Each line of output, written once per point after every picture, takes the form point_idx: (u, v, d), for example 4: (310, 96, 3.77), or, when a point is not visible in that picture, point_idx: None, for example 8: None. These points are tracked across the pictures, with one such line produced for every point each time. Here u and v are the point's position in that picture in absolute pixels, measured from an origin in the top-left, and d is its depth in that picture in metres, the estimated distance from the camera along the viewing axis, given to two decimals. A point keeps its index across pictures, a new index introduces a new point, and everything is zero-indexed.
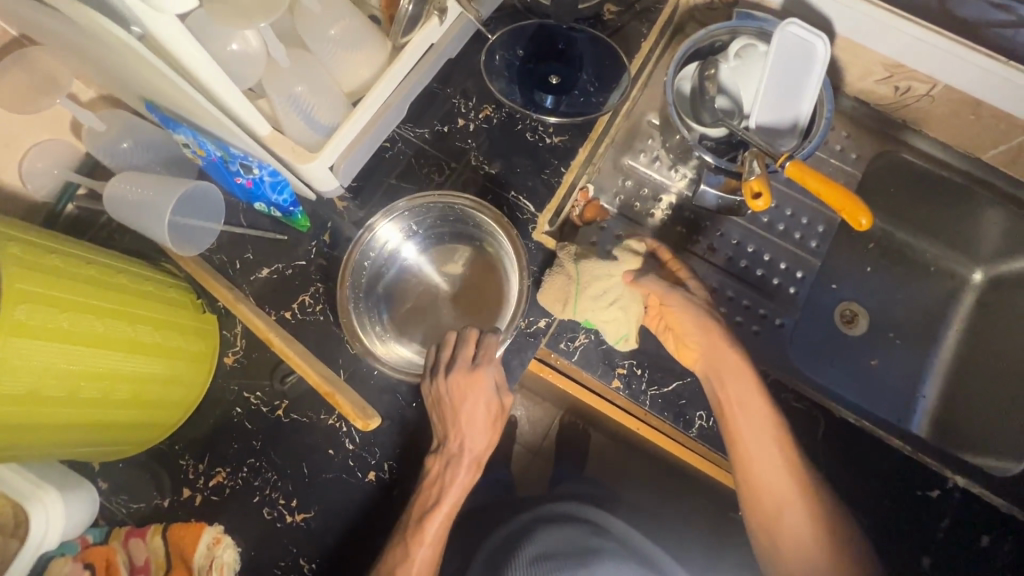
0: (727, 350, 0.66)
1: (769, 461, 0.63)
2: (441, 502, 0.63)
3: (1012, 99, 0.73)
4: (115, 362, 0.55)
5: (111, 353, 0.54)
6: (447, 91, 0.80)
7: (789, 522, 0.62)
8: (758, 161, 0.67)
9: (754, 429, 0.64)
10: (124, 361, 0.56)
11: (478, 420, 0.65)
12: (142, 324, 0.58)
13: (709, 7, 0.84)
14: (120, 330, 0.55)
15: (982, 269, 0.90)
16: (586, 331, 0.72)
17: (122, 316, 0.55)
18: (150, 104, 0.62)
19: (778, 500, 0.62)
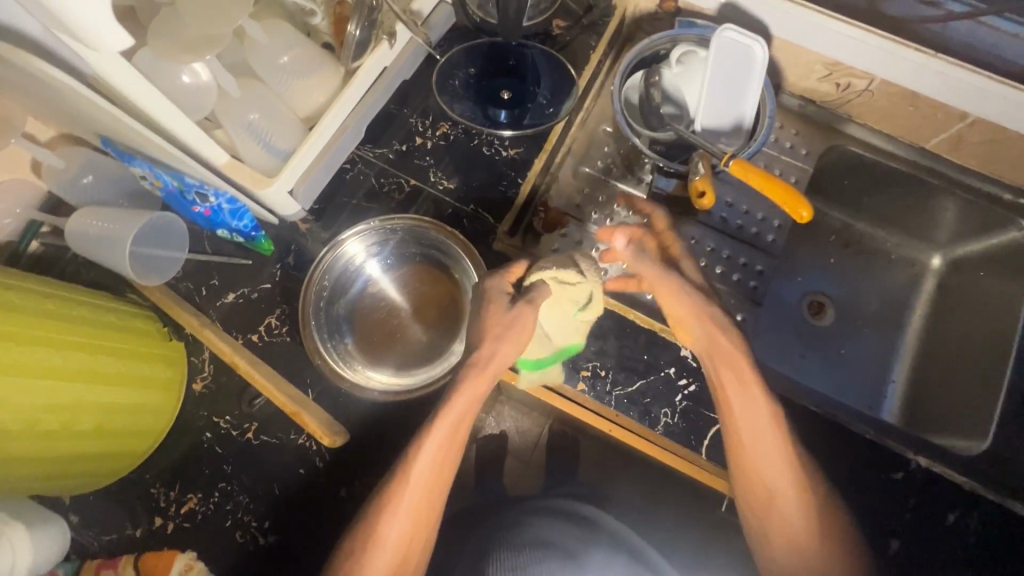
0: (725, 336, 0.68)
1: (765, 449, 0.65)
2: (394, 512, 0.62)
3: (946, 90, 0.76)
4: (77, 393, 0.55)
5: (74, 385, 0.55)
6: (405, 112, 0.82)
7: (780, 505, 0.66)
8: (703, 162, 0.74)
9: (748, 415, 0.66)
10: (88, 392, 0.56)
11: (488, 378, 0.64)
12: (104, 355, 0.58)
13: (654, 18, 0.87)
14: (81, 361, 0.56)
15: (940, 254, 0.92)
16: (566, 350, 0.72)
17: (82, 347, 0.56)
18: (106, 139, 0.64)
19: (772, 483, 0.65)
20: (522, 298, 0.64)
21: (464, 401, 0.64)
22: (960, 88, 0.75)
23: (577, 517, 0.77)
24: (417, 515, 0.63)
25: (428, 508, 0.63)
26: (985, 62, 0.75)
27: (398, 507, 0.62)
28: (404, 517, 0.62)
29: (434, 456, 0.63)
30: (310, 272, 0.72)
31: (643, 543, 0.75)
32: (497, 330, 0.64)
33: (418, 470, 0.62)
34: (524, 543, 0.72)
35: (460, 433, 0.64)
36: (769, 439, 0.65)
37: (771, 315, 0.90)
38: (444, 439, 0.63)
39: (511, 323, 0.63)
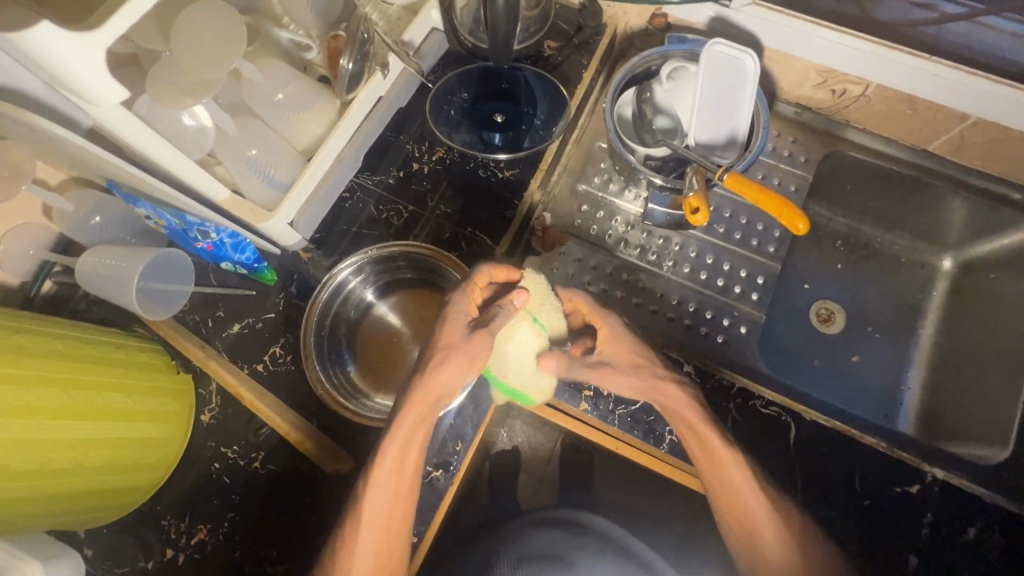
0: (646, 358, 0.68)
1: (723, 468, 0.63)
2: (354, 555, 0.61)
3: (942, 92, 0.75)
4: (88, 430, 0.57)
5: (84, 422, 0.56)
6: (401, 138, 0.83)
7: (745, 525, 0.64)
8: (698, 177, 0.72)
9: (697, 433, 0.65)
10: (97, 428, 0.58)
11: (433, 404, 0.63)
12: (112, 392, 0.60)
13: (645, 33, 0.87)
14: (89, 400, 0.57)
15: (951, 256, 0.90)
16: (573, 399, 0.73)
17: (90, 385, 0.58)
18: (112, 182, 0.66)
19: (738, 500, 0.63)
20: (480, 325, 0.63)
21: (399, 436, 0.62)
22: (957, 90, 0.74)
23: (575, 525, 0.79)
24: (378, 552, 0.62)
25: (391, 541, 0.63)
26: (983, 62, 0.74)
27: (355, 547, 0.62)
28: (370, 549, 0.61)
29: (389, 487, 0.62)
30: (310, 299, 0.73)
31: (631, 538, 0.78)
32: (446, 356, 0.63)
33: (369, 506, 0.62)
34: (524, 553, 0.75)
35: (409, 462, 0.63)
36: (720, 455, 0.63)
37: (778, 322, 0.89)
38: (395, 469, 0.62)
39: (467, 349, 0.62)
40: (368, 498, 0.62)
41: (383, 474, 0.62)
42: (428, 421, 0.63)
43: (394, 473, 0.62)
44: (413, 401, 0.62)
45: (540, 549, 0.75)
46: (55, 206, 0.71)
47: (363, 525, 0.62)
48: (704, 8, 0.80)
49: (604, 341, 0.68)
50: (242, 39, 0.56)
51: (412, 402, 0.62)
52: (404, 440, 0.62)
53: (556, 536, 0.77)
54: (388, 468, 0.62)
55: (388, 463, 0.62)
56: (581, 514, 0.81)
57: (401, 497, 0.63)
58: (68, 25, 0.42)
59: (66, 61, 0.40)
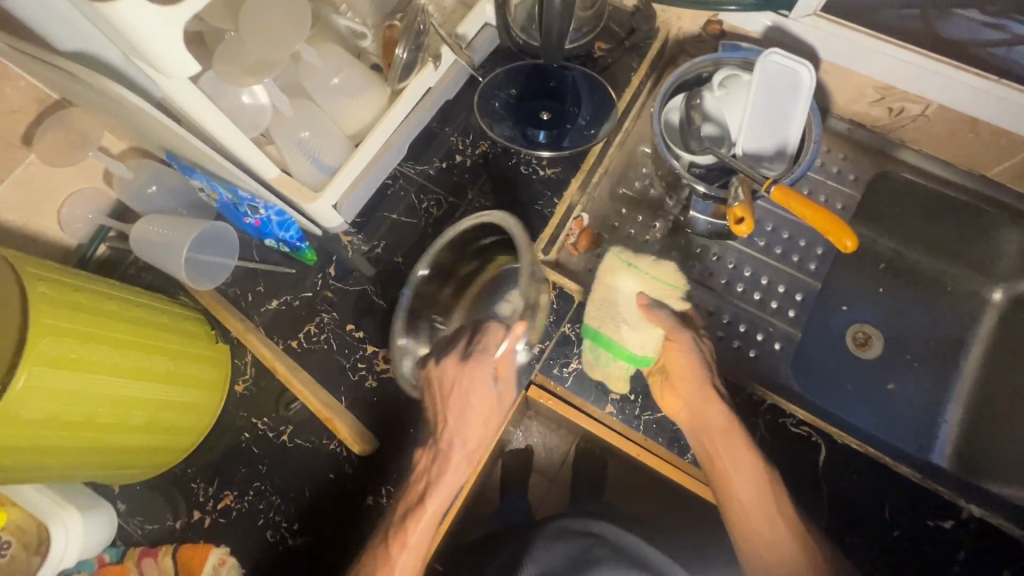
0: (716, 410, 0.65)
1: (738, 479, 0.63)
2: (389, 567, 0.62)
3: (1009, 116, 0.72)
4: (131, 388, 0.59)
5: (128, 380, 0.59)
6: (447, 130, 0.84)
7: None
8: (743, 187, 0.70)
9: (740, 472, 0.63)
10: (139, 388, 0.60)
11: (472, 447, 0.66)
12: (156, 355, 0.62)
13: (698, 39, 0.86)
14: (135, 360, 0.60)
15: (1002, 289, 0.86)
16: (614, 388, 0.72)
17: (138, 347, 0.60)
18: (172, 153, 0.69)
19: (766, 532, 0.62)
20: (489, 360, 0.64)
21: (444, 489, 0.64)
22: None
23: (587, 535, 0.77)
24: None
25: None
26: None
27: None
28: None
29: (424, 534, 0.63)
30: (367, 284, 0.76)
31: (650, 551, 0.77)
32: (468, 413, 0.65)
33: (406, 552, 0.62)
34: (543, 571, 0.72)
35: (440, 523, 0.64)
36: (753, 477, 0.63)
37: (811, 340, 0.87)
38: (432, 523, 0.64)
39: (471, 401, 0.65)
40: (421, 511, 0.64)
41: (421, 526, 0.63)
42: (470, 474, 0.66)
43: (428, 520, 0.64)
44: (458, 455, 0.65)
45: (554, 567, 0.73)
46: (116, 173, 0.75)
47: (409, 543, 0.63)
48: (762, 16, 0.79)
49: (676, 358, 0.68)
50: (306, 21, 0.58)
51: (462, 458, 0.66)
52: (449, 487, 0.65)
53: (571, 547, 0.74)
54: (440, 499, 0.64)
55: (428, 511, 0.64)
56: (588, 521, 0.80)
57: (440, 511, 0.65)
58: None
59: (141, 32, 0.42)
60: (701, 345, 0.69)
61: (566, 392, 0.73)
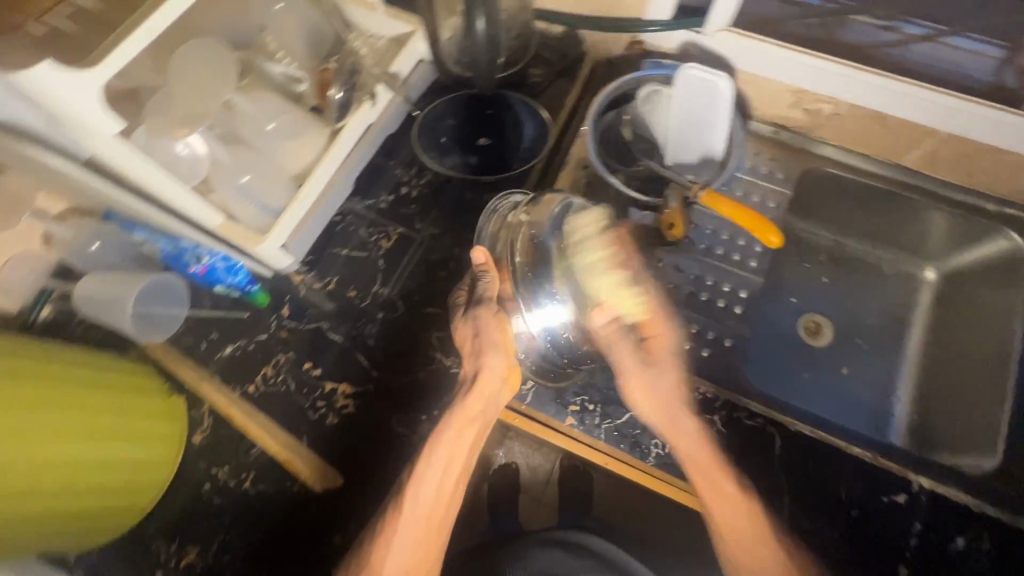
0: (683, 419, 0.68)
1: (727, 504, 0.64)
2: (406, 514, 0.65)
3: (912, 109, 0.78)
4: (80, 451, 0.58)
5: (76, 443, 0.58)
6: (391, 164, 0.86)
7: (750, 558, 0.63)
8: (677, 194, 0.76)
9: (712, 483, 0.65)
10: (89, 449, 0.59)
11: (489, 389, 0.67)
12: (105, 414, 0.61)
13: (624, 59, 0.90)
14: (82, 421, 0.58)
15: (934, 268, 0.92)
16: (574, 399, 0.73)
17: (85, 408, 0.59)
18: (111, 209, 0.72)
19: (755, 547, 0.63)
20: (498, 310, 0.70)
21: (458, 429, 0.67)
22: (923, 106, 0.77)
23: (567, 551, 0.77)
24: (413, 546, 0.65)
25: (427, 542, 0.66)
26: (946, 79, 0.78)
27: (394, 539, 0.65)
28: (408, 535, 0.65)
29: (435, 481, 0.66)
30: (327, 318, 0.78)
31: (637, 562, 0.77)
32: (482, 353, 0.69)
33: (421, 493, 0.66)
34: None
35: (451, 475, 0.67)
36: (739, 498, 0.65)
37: (764, 335, 0.90)
38: (445, 467, 0.67)
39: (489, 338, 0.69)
40: (418, 498, 0.66)
41: (432, 474, 0.66)
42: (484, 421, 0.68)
43: (440, 464, 0.67)
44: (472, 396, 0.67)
45: None
46: (57, 234, 0.75)
47: (424, 485, 0.66)
48: (678, 33, 0.83)
49: (656, 354, 0.71)
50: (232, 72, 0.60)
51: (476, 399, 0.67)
52: (457, 431, 0.67)
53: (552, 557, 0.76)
54: (447, 445, 0.67)
55: (439, 456, 0.67)
56: (580, 534, 0.80)
57: (441, 505, 0.67)
58: (67, 63, 0.45)
59: (60, 95, 0.43)
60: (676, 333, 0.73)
61: (526, 409, 0.73)
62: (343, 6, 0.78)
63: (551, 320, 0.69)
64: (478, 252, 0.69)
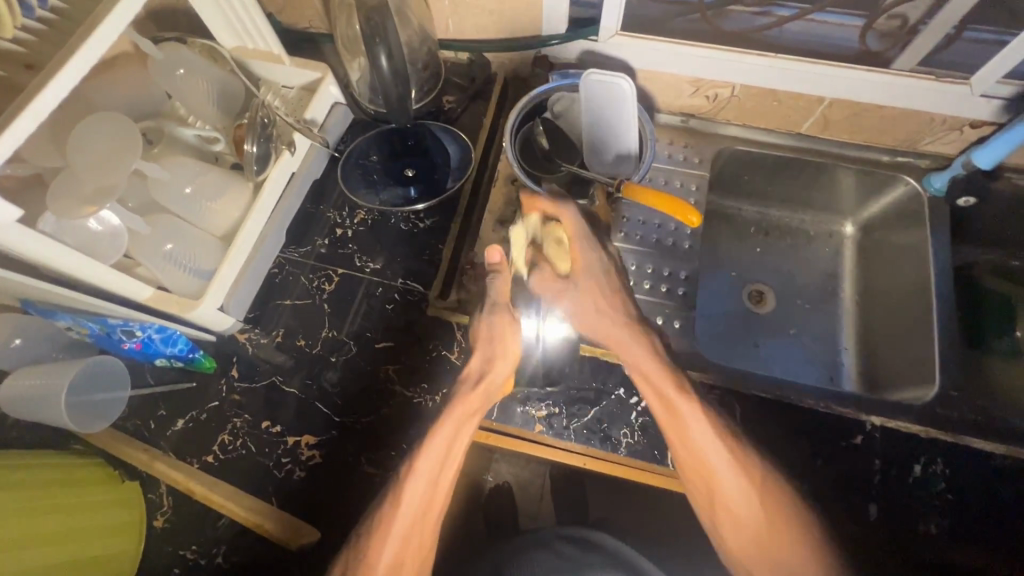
0: (637, 348, 0.70)
1: (693, 431, 0.68)
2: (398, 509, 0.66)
3: (795, 82, 0.84)
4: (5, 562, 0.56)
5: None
6: (322, 208, 0.86)
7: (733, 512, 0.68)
8: (601, 194, 0.81)
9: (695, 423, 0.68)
10: (16, 558, 0.57)
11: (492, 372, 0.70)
12: (32, 517, 0.60)
13: (533, 75, 0.94)
14: None
15: (850, 222, 0.99)
16: (541, 405, 0.74)
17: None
18: (29, 300, 0.68)
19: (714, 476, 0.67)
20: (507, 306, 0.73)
21: (456, 417, 0.68)
22: (805, 78, 0.84)
23: (560, 557, 0.77)
24: (407, 538, 0.66)
25: (421, 537, 0.67)
26: (821, 52, 0.86)
27: (387, 530, 0.65)
28: (401, 527, 0.66)
29: (431, 472, 0.68)
30: (279, 372, 0.76)
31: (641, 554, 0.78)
32: (494, 338, 0.72)
33: (412, 488, 0.67)
34: None
35: (448, 469, 0.68)
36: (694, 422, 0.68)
37: (709, 311, 0.94)
38: (440, 455, 0.68)
39: (491, 335, 0.72)
40: (416, 488, 0.67)
41: (428, 462, 0.68)
42: (483, 409, 0.70)
43: (436, 454, 0.68)
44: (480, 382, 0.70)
45: None
46: None
47: (419, 476, 0.67)
48: (575, 44, 0.88)
49: (580, 267, 0.72)
50: (134, 138, 0.59)
51: (479, 385, 0.70)
52: (456, 424, 0.68)
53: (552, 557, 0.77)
54: (445, 432, 0.68)
55: (435, 450, 0.68)
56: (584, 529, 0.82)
57: (435, 498, 0.68)
58: None
59: None
60: (602, 252, 0.74)
61: (493, 425, 0.73)
62: (248, 63, 0.80)
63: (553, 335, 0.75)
64: (495, 250, 0.71)
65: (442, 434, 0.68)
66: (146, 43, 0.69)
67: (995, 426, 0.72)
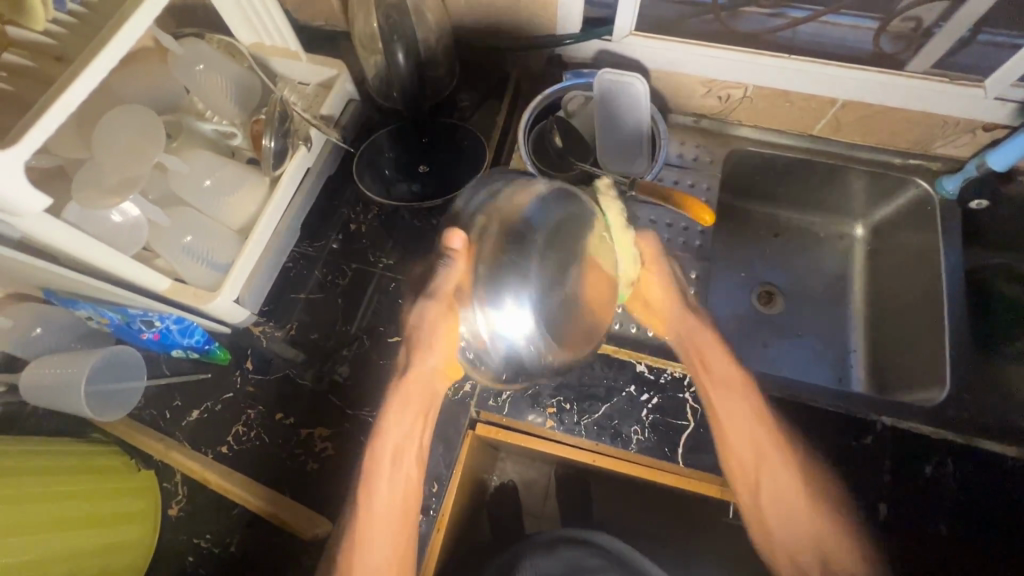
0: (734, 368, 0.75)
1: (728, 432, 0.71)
2: (367, 516, 0.67)
3: (809, 84, 0.85)
4: (27, 546, 0.57)
5: (21, 537, 0.57)
6: (336, 204, 0.86)
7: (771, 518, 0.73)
8: (613, 190, 0.80)
9: (738, 426, 0.71)
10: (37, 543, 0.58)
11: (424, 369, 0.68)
12: (53, 503, 0.61)
13: (546, 74, 0.95)
14: (14, 516, 0.57)
15: (861, 224, 0.99)
16: (553, 400, 0.74)
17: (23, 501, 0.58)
18: (50, 290, 0.70)
19: (785, 496, 0.73)
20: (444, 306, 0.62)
21: (394, 420, 0.69)
22: (818, 79, 0.84)
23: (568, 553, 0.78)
24: (392, 547, 0.66)
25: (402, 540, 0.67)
26: (834, 53, 0.86)
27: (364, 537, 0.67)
28: (376, 532, 0.67)
29: (385, 475, 0.68)
30: (292, 364, 0.76)
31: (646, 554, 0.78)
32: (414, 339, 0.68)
33: (377, 493, 0.68)
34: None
35: (403, 469, 0.68)
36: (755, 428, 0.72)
37: (719, 311, 0.94)
38: (392, 457, 0.68)
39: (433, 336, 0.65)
40: (379, 501, 0.67)
41: (382, 467, 0.68)
42: (420, 405, 0.69)
43: (387, 457, 0.68)
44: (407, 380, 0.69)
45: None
46: None
47: (377, 483, 0.68)
48: (589, 44, 0.89)
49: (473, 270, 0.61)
50: (158, 132, 0.60)
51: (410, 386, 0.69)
52: (400, 425, 0.69)
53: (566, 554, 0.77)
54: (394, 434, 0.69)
55: (382, 455, 0.69)
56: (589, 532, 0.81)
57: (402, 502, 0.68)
58: None
59: None
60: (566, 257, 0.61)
61: (506, 419, 0.74)
62: (265, 59, 0.81)
63: (512, 330, 0.58)
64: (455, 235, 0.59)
65: (392, 438, 0.69)
66: (164, 37, 0.69)
67: (1006, 428, 0.72)
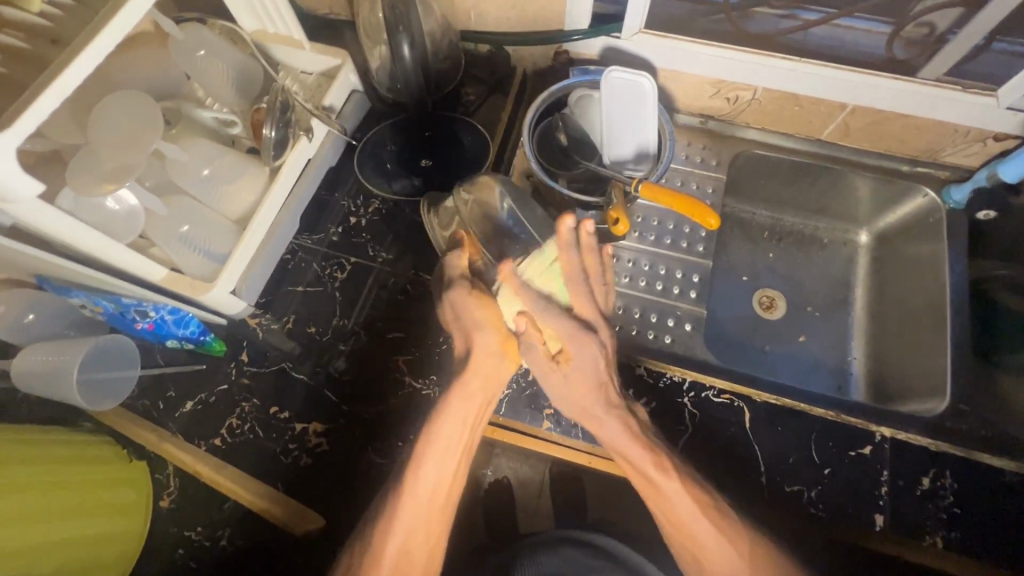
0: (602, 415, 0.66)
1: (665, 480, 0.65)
2: (403, 510, 0.64)
3: (819, 87, 0.83)
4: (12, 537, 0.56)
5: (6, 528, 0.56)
6: (337, 196, 0.85)
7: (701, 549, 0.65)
8: (616, 192, 0.78)
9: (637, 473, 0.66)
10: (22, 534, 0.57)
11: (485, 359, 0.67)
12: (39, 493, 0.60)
13: (553, 70, 0.93)
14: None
15: (866, 231, 0.98)
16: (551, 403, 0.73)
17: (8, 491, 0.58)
18: (44, 276, 0.69)
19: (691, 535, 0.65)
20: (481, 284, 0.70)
21: (457, 408, 0.66)
22: (828, 83, 0.83)
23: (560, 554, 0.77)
24: (427, 538, 0.64)
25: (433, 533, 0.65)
26: (845, 58, 0.85)
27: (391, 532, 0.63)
28: (411, 526, 0.64)
29: (440, 467, 0.65)
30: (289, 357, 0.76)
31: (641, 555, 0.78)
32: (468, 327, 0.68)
33: (424, 483, 0.65)
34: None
35: (451, 463, 0.66)
36: (674, 492, 0.64)
37: (721, 314, 0.94)
38: (446, 449, 0.66)
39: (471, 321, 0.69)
40: (423, 490, 0.65)
41: (433, 458, 0.65)
42: (484, 401, 0.67)
43: (438, 449, 0.66)
44: (475, 368, 0.67)
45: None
46: None
47: (422, 474, 0.65)
48: (597, 40, 0.87)
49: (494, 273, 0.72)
50: (155, 118, 0.59)
51: (479, 376, 0.67)
52: (459, 416, 0.66)
53: (559, 554, 0.77)
54: (450, 424, 0.66)
55: (436, 445, 0.65)
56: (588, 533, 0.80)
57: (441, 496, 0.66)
58: None
59: None
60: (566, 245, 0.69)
61: (502, 420, 0.73)
62: (267, 46, 0.79)
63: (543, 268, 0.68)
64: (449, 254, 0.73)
65: (446, 428, 0.66)
66: (164, 21, 0.68)
67: (1004, 441, 0.72)
